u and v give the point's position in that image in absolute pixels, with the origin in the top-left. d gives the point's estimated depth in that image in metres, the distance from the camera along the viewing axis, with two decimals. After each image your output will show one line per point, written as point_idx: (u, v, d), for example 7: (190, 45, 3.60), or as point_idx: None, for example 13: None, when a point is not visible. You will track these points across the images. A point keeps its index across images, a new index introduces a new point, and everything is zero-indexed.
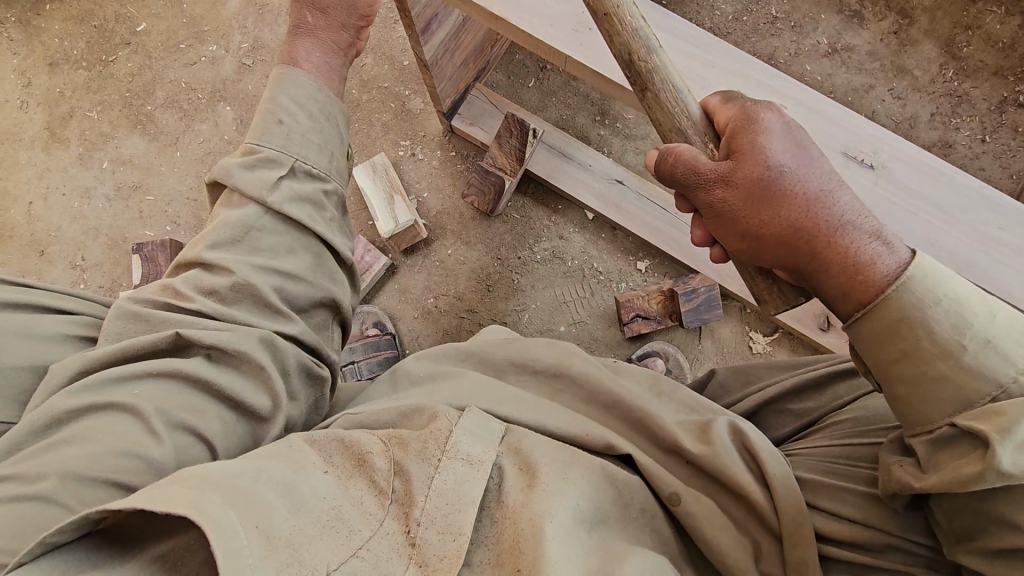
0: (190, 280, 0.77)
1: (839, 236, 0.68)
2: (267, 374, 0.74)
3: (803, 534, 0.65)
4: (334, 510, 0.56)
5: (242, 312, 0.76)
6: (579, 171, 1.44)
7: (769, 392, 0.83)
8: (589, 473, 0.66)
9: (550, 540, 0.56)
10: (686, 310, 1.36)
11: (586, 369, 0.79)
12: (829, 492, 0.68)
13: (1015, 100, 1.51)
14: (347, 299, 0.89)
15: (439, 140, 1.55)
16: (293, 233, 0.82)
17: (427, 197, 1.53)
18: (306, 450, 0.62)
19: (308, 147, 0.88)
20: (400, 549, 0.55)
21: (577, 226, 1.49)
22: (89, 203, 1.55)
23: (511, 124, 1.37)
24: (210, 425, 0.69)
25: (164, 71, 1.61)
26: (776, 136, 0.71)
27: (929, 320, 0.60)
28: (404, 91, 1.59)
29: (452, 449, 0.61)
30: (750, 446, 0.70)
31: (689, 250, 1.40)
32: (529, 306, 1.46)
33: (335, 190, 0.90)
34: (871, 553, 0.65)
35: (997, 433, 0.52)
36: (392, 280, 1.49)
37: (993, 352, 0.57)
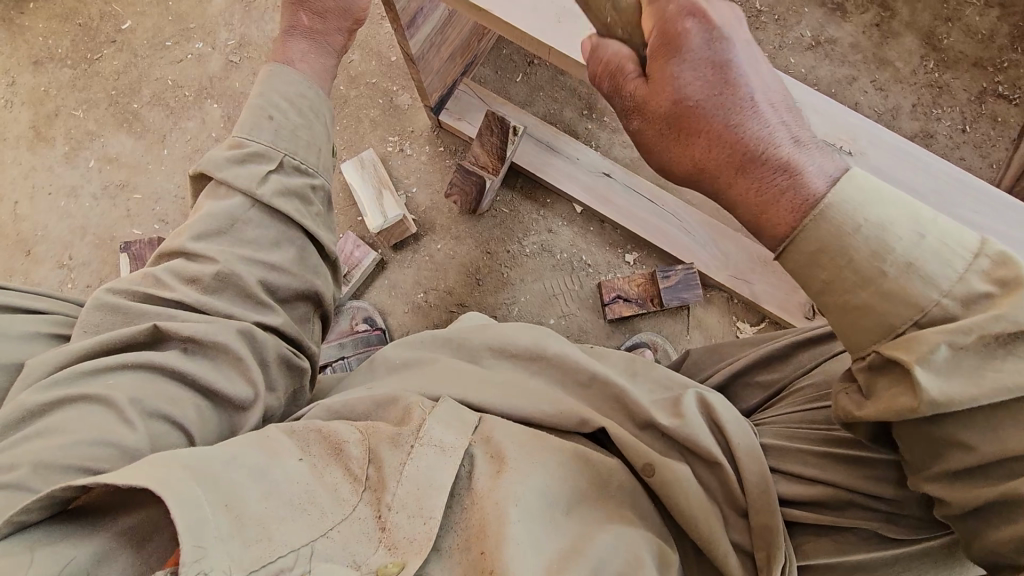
0: (171, 269, 0.78)
1: (752, 166, 0.63)
2: (245, 363, 0.75)
3: (766, 500, 0.67)
4: (307, 493, 0.58)
5: (223, 302, 0.77)
6: (567, 164, 1.46)
7: (738, 365, 0.85)
8: (560, 457, 0.68)
9: (513, 522, 0.59)
10: (665, 288, 1.39)
11: (561, 350, 0.80)
12: (790, 456, 0.70)
13: (994, 91, 1.54)
14: (330, 292, 0.89)
15: (428, 136, 1.56)
16: (280, 227, 0.83)
17: (415, 192, 1.53)
18: (284, 438, 0.63)
19: (296, 141, 0.88)
20: (372, 534, 0.57)
21: (565, 219, 1.50)
22: (75, 201, 1.54)
23: (491, 121, 1.37)
24: (188, 413, 0.70)
25: (151, 68, 1.60)
26: (688, 55, 0.65)
27: (851, 245, 0.56)
28: (392, 87, 1.59)
29: (426, 436, 0.63)
30: (715, 420, 0.71)
31: (674, 241, 1.42)
32: (519, 299, 1.47)
33: (322, 185, 0.90)
34: (834, 512, 0.67)
35: (919, 361, 0.52)
36: (381, 275, 1.50)
37: (915, 275, 0.54)
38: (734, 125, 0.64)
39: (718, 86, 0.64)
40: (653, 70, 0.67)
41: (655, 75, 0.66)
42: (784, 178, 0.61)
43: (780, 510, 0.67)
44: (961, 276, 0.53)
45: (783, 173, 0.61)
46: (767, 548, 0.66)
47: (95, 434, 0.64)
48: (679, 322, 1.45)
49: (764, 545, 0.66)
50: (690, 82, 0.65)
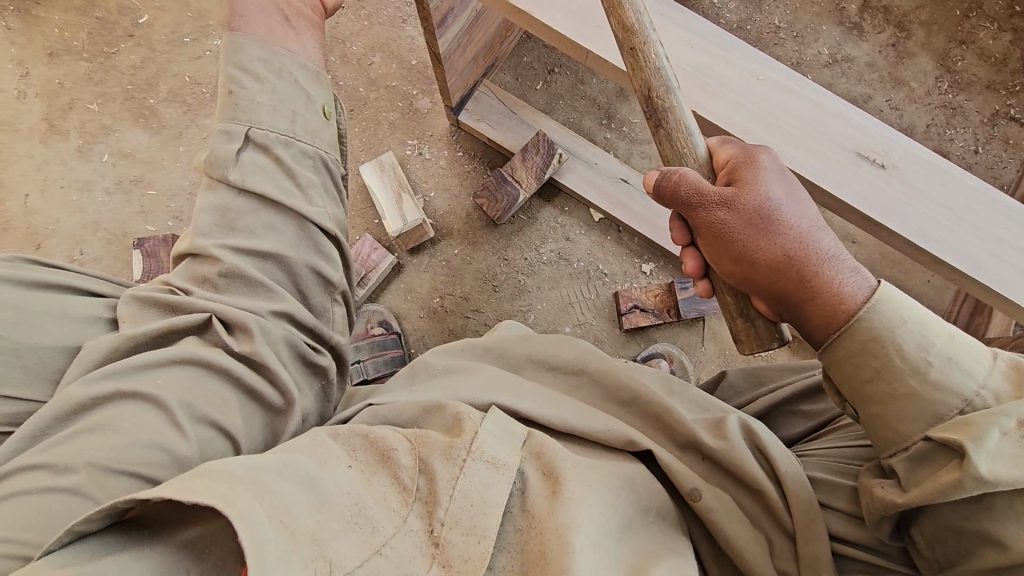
0: (186, 272, 0.76)
1: (825, 264, 0.69)
2: (263, 362, 0.72)
3: (815, 530, 0.66)
4: (357, 504, 0.57)
5: (234, 299, 0.74)
6: (584, 169, 1.47)
7: (781, 395, 0.84)
8: (609, 480, 0.67)
9: (577, 552, 0.58)
10: (682, 297, 1.39)
11: (604, 365, 0.81)
12: (844, 491, 0.69)
13: (1007, 113, 1.56)
14: (341, 275, 0.84)
15: (446, 139, 1.55)
16: (269, 209, 0.77)
17: (433, 196, 1.53)
18: (330, 444, 0.63)
19: (264, 112, 0.80)
20: (423, 548, 0.57)
21: (583, 228, 1.50)
22: (88, 196, 1.53)
23: (540, 141, 1.42)
24: (232, 418, 0.69)
25: (169, 64, 1.59)
26: (773, 174, 0.74)
27: (899, 338, 0.62)
28: (412, 90, 1.59)
29: (478, 449, 0.63)
30: (761, 444, 0.72)
31: None
32: (536, 306, 1.47)
33: (311, 154, 0.82)
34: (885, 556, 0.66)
35: (970, 441, 0.54)
36: (397, 278, 1.49)
37: (956, 367, 0.59)
38: (805, 232, 0.71)
39: (792, 201, 0.73)
40: (735, 177, 0.74)
41: (741, 179, 0.74)
42: (853, 273, 0.69)
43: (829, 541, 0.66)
44: (987, 372, 0.59)
45: (852, 270, 0.69)
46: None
47: (147, 437, 0.63)
48: (695, 334, 1.45)
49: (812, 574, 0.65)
50: (774, 190, 0.73)
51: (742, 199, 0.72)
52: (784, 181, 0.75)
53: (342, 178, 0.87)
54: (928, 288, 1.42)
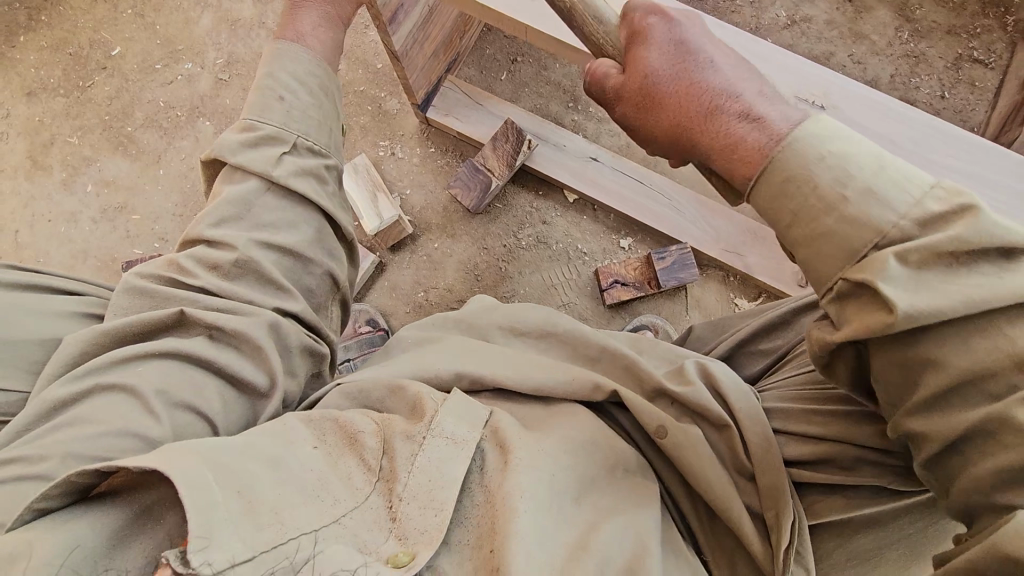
0: (193, 256, 0.77)
1: (715, 123, 0.63)
2: (261, 348, 0.74)
3: (773, 460, 0.72)
4: (321, 479, 0.61)
5: (244, 290, 0.76)
6: (555, 150, 1.49)
7: (738, 336, 0.92)
8: (566, 443, 0.71)
9: (519, 517, 0.61)
10: (661, 269, 1.41)
11: (570, 326, 0.87)
12: (799, 418, 0.74)
13: (970, 56, 1.56)
14: (345, 275, 0.88)
15: (418, 137, 1.58)
16: (293, 209, 0.81)
17: (410, 194, 1.55)
18: (300, 428, 0.66)
19: (307, 123, 0.86)
20: (383, 523, 0.60)
21: (559, 210, 1.52)
22: (75, 226, 1.57)
23: (509, 129, 1.45)
24: (211, 401, 0.71)
25: (142, 91, 1.63)
26: (657, 46, 0.67)
27: (814, 173, 0.55)
28: (380, 93, 1.62)
29: (436, 428, 0.66)
30: (717, 385, 0.77)
31: (668, 220, 1.45)
32: (518, 291, 1.49)
33: (336, 167, 0.88)
34: (844, 471, 0.70)
35: (880, 278, 0.51)
36: (381, 277, 1.51)
37: (873, 198, 0.53)
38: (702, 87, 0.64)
39: (680, 60, 0.66)
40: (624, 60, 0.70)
41: (628, 60, 0.69)
42: (750, 126, 0.61)
43: (786, 470, 0.72)
44: (919, 198, 0.52)
45: (748, 121, 0.61)
46: (775, 506, 0.70)
47: (124, 424, 0.65)
48: (678, 304, 1.47)
49: (773, 505, 0.71)
50: (656, 62, 0.67)
51: (627, 86, 0.69)
52: (668, 37, 0.67)
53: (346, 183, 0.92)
54: None
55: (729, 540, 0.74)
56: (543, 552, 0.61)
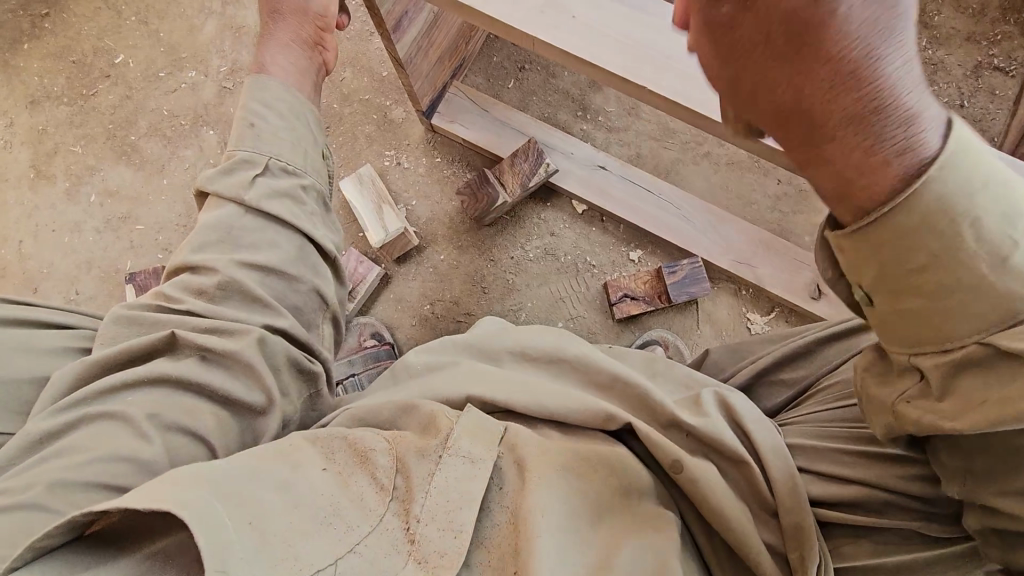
0: (179, 283, 0.78)
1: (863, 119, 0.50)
2: (250, 368, 0.73)
3: (799, 500, 0.70)
4: (334, 506, 0.58)
5: (230, 310, 0.76)
6: (561, 159, 1.46)
7: (758, 365, 0.90)
8: (577, 461, 0.70)
9: (538, 544, 0.60)
10: (671, 283, 1.39)
11: (577, 348, 0.85)
12: (827, 458, 0.73)
13: (990, 64, 1.53)
14: (332, 290, 0.87)
15: (424, 146, 1.56)
16: (273, 228, 0.81)
17: (416, 204, 1.53)
18: (308, 449, 0.64)
19: (281, 144, 0.86)
20: (401, 545, 0.58)
21: (566, 223, 1.49)
22: (79, 237, 1.55)
23: (529, 149, 1.42)
24: (206, 425, 0.70)
25: (146, 100, 1.61)
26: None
27: (950, 211, 0.47)
28: (386, 102, 1.59)
29: (453, 447, 0.64)
30: (735, 415, 0.76)
31: (676, 231, 1.42)
32: (526, 305, 1.46)
33: (313, 185, 0.87)
34: (871, 513, 0.69)
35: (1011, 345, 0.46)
36: (387, 289, 1.49)
37: (999, 227, 0.46)
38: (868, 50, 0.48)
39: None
40: None
41: None
42: (902, 132, 0.49)
43: (812, 511, 0.70)
44: None
45: (901, 131, 0.49)
46: (800, 546, 0.68)
47: (113, 451, 0.64)
48: (689, 318, 1.44)
49: (797, 546, 0.69)
50: None
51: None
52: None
53: (329, 201, 0.91)
54: None
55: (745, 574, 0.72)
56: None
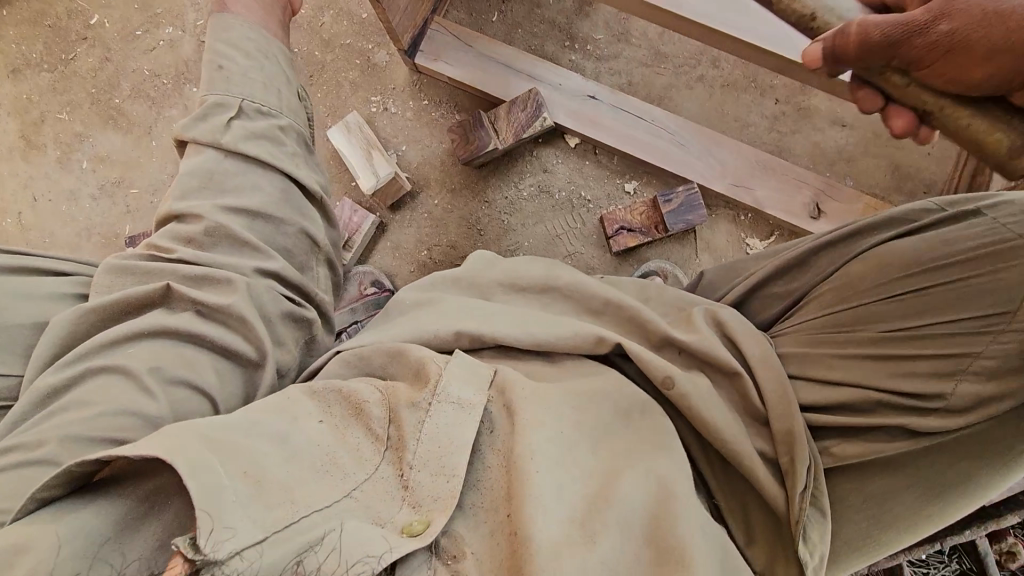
0: (168, 233, 0.77)
1: None
2: (243, 317, 0.73)
3: (787, 404, 0.70)
4: (329, 455, 0.61)
5: (219, 256, 0.76)
6: (552, 92, 1.43)
7: (756, 278, 0.87)
8: (568, 399, 0.71)
9: (535, 478, 0.62)
10: (667, 212, 1.37)
11: (573, 278, 0.85)
12: (822, 363, 0.72)
13: None
14: (322, 234, 0.87)
15: (410, 90, 1.52)
16: (256, 172, 0.81)
17: (406, 150, 1.51)
18: (306, 402, 0.65)
19: (254, 86, 0.85)
20: (395, 492, 0.61)
21: (561, 156, 1.47)
22: (76, 205, 1.56)
23: (529, 98, 1.40)
24: (206, 376, 0.70)
25: (126, 61, 1.59)
26: None
27: None
28: (368, 45, 1.55)
29: (441, 392, 0.65)
30: (728, 331, 0.77)
31: (673, 158, 1.40)
32: (523, 243, 1.46)
33: (291, 126, 0.87)
34: (864, 412, 0.69)
35: None
36: (384, 237, 1.49)
37: None
38: None
39: None
40: None
41: None
42: None
43: (801, 414, 0.70)
44: None
45: None
46: (790, 450, 0.69)
47: (117, 404, 0.64)
48: (688, 248, 1.43)
49: (787, 452, 0.69)
50: None
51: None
52: None
53: (310, 142, 0.90)
54: (929, 164, 1.41)
55: (743, 486, 0.74)
56: (558, 508, 0.62)
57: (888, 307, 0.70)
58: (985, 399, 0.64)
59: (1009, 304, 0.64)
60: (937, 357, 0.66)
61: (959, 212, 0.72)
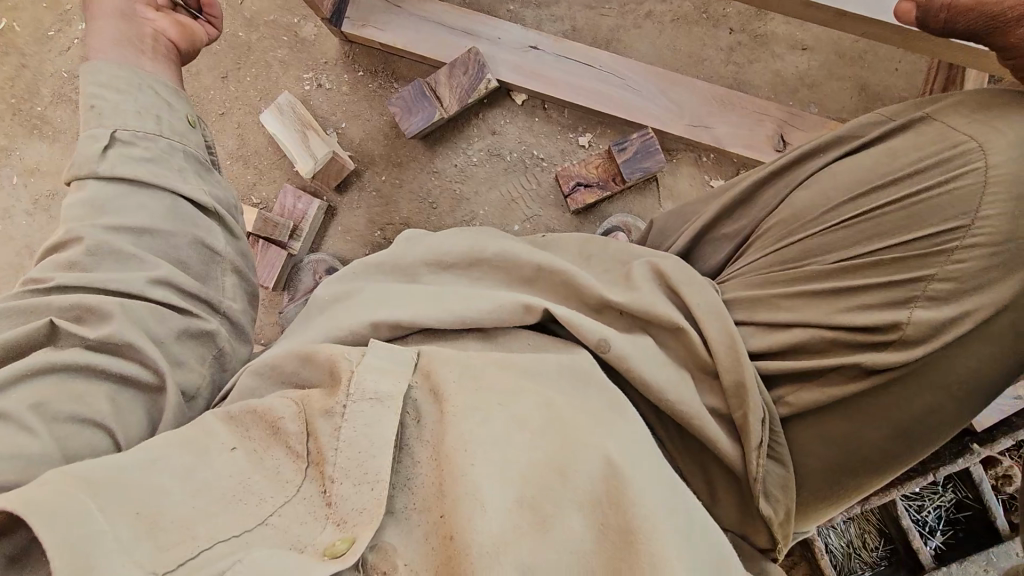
0: (47, 265, 0.70)
1: None
2: (132, 343, 0.66)
3: (737, 357, 0.64)
4: (240, 483, 0.52)
5: (103, 276, 0.68)
6: (490, 47, 1.34)
7: (703, 220, 0.78)
8: (511, 380, 0.62)
9: (476, 467, 0.53)
10: (622, 161, 1.29)
11: (499, 248, 0.77)
12: (766, 304, 0.67)
13: None
14: (226, 247, 0.80)
15: (343, 62, 1.43)
16: (138, 189, 0.73)
17: (346, 127, 1.43)
18: (218, 431, 0.56)
19: (130, 108, 0.76)
20: (317, 511, 0.52)
21: (508, 116, 1.39)
22: (12, 223, 1.49)
23: (471, 60, 1.31)
24: (99, 407, 0.64)
25: (43, 65, 1.50)
26: None
27: None
28: (293, 19, 1.45)
29: (356, 391, 0.56)
30: (670, 283, 0.70)
31: (625, 104, 1.31)
32: (478, 213, 1.39)
33: (177, 143, 0.79)
34: (815, 353, 0.63)
35: None
36: (334, 222, 1.42)
37: None
38: None
39: None
40: None
41: None
42: None
43: (751, 363, 0.64)
44: None
45: None
46: (741, 406, 0.63)
47: None
48: (650, 197, 1.35)
49: (740, 405, 0.64)
50: None
51: None
52: None
53: (205, 158, 0.83)
54: (897, 80, 1.33)
55: (697, 446, 0.68)
56: (507, 494, 0.53)
57: (843, 232, 0.65)
58: (941, 325, 0.60)
59: (961, 215, 0.61)
60: (893, 283, 0.61)
61: (900, 125, 0.68)
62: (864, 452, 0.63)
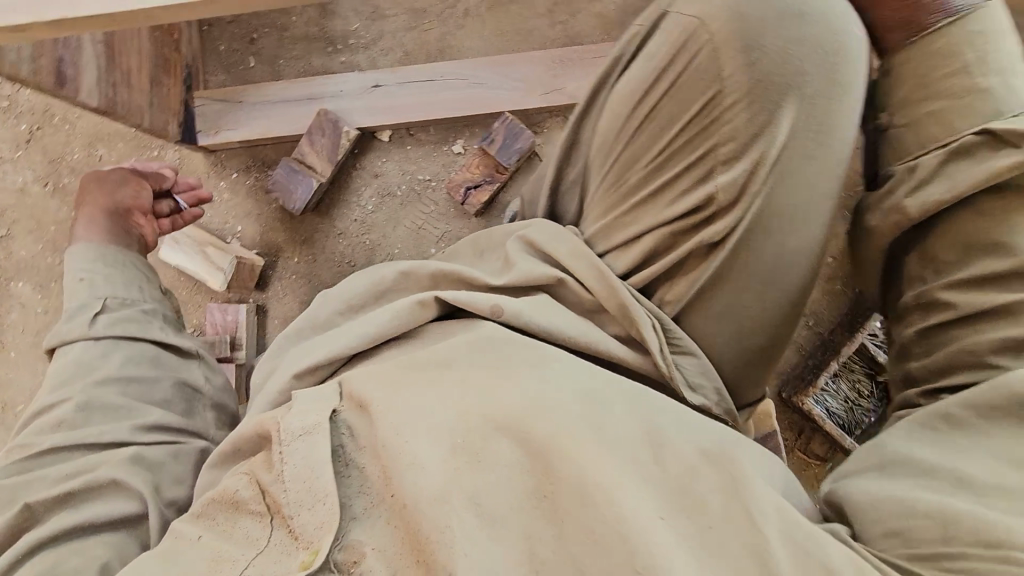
0: (34, 430, 0.75)
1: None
2: (128, 480, 0.71)
3: (612, 287, 0.68)
4: (217, 560, 0.53)
5: (93, 429, 0.74)
6: (338, 102, 1.39)
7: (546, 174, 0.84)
8: (428, 363, 0.63)
9: (408, 443, 0.54)
10: (497, 151, 1.33)
11: (397, 273, 0.79)
12: (616, 225, 0.72)
13: None
14: (205, 380, 0.88)
15: (214, 171, 1.46)
16: (124, 344, 0.82)
17: (243, 229, 1.46)
18: (190, 528, 0.57)
19: (115, 283, 0.88)
20: (291, 545, 0.52)
21: (383, 155, 1.43)
22: None
23: (323, 121, 1.35)
24: (98, 553, 0.66)
25: None
26: None
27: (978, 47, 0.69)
28: (153, 151, 1.48)
29: (285, 435, 0.56)
30: (537, 246, 0.74)
31: (479, 99, 1.36)
32: (394, 252, 1.42)
33: (155, 307, 0.90)
34: (668, 249, 0.69)
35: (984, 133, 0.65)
36: (268, 318, 1.45)
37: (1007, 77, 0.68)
38: None
39: None
40: None
41: None
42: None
43: (623, 285, 0.68)
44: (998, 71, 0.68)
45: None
46: (633, 325, 0.68)
47: None
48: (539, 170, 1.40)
49: (630, 323, 0.68)
50: None
51: None
52: None
53: (175, 314, 0.94)
54: None
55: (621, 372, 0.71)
56: (440, 455, 0.54)
57: (641, 142, 0.70)
58: (741, 181, 0.66)
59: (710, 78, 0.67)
60: (695, 168, 0.68)
61: (646, 30, 0.71)
62: (750, 314, 0.70)
